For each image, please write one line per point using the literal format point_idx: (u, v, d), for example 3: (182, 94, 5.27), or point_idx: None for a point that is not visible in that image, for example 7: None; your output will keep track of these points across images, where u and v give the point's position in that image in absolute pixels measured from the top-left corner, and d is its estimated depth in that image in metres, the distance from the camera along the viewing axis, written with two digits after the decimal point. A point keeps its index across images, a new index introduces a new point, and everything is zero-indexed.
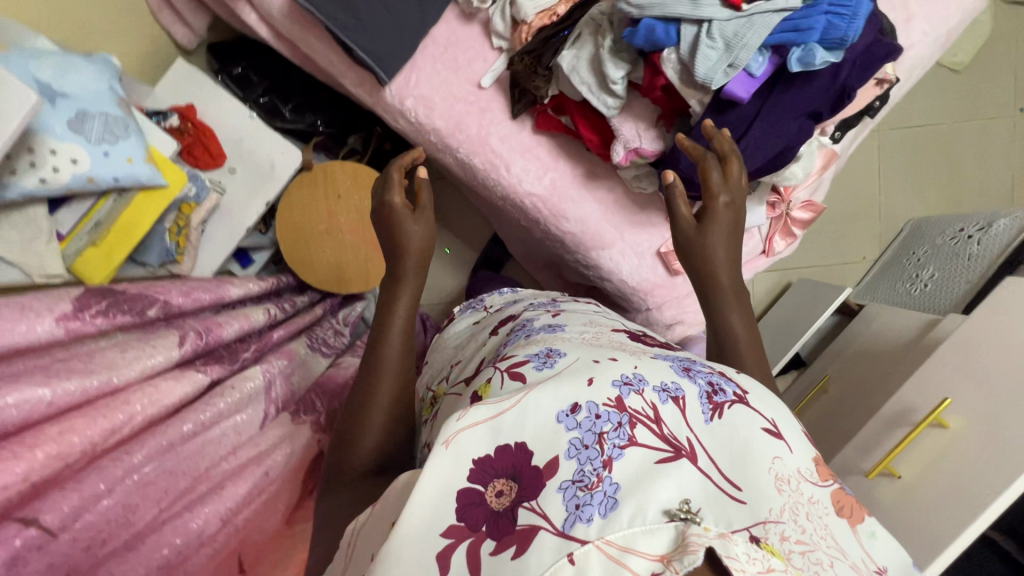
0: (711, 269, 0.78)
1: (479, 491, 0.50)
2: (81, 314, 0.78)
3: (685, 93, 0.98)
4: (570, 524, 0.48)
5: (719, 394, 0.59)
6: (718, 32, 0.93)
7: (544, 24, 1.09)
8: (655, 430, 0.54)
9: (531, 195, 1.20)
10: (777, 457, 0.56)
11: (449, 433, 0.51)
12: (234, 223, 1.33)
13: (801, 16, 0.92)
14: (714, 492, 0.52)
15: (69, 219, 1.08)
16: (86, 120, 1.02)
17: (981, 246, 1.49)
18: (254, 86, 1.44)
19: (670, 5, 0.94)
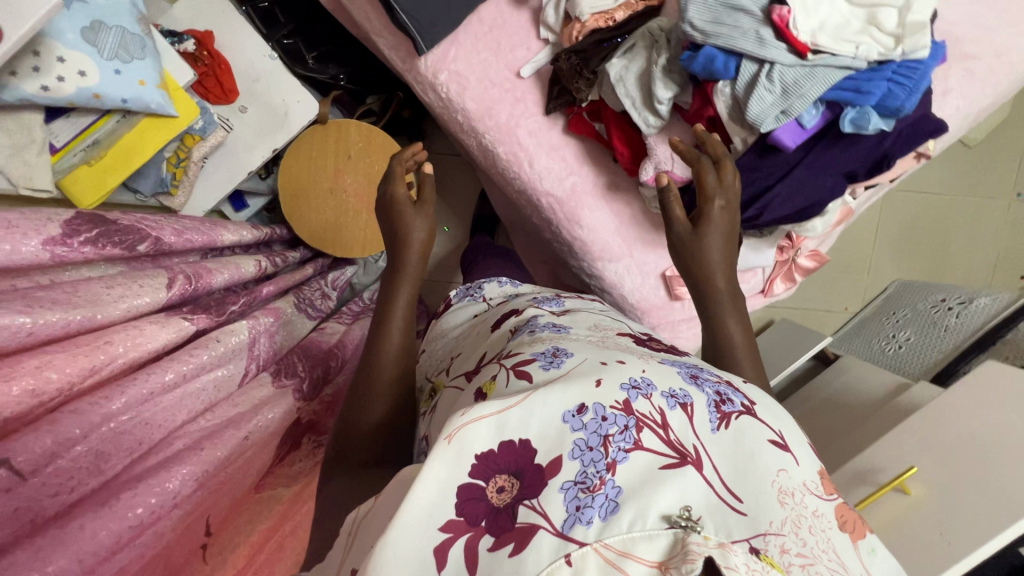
0: (706, 272, 0.72)
1: (480, 487, 0.50)
2: (69, 240, 0.78)
3: (730, 128, 1.00)
4: (570, 525, 0.49)
5: (728, 403, 0.58)
6: (779, 76, 0.92)
7: (599, 26, 1.06)
8: (661, 436, 0.54)
9: (546, 195, 1.19)
10: (783, 470, 0.55)
11: (453, 429, 0.51)
12: (237, 163, 1.35)
13: (865, 78, 0.93)
14: (716, 502, 0.52)
15: (64, 131, 1.07)
16: (100, 32, 1.03)
17: (958, 319, 1.56)
18: (279, 26, 1.39)
19: (736, 38, 0.93)
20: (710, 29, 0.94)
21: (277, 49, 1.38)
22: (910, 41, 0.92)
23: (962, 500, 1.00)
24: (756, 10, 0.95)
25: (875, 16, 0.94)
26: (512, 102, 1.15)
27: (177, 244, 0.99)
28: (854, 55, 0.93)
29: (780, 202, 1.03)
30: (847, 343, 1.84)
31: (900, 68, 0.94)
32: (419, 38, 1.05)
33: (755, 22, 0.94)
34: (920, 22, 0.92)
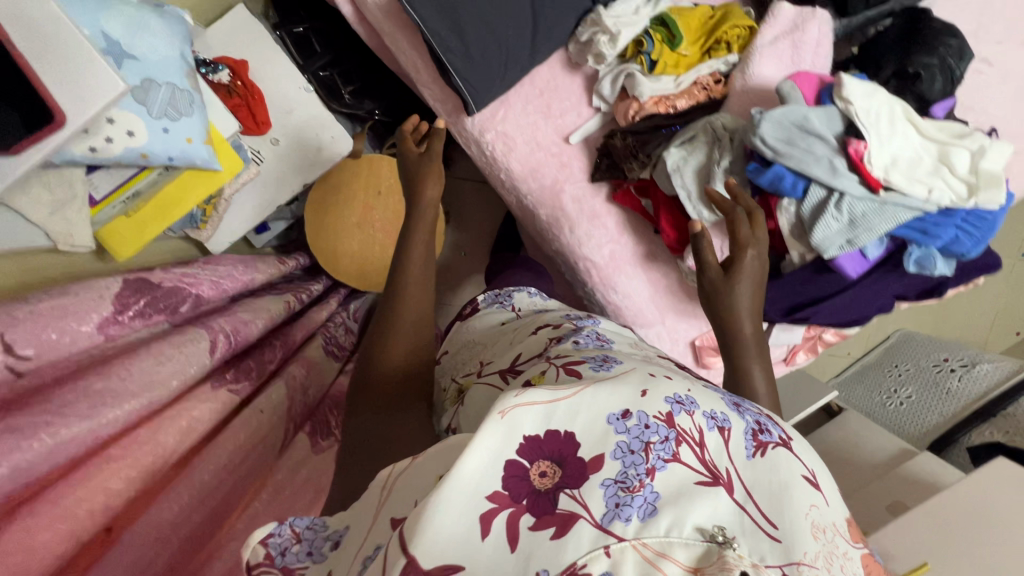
0: (733, 316, 0.74)
1: (525, 466, 0.49)
2: (120, 317, 0.77)
3: (792, 244, 1.02)
4: (609, 519, 0.48)
5: (766, 433, 0.60)
6: (847, 207, 0.93)
7: (656, 108, 1.09)
8: (697, 453, 0.55)
9: (583, 259, 1.21)
10: (814, 506, 0.56)
11: (507, 405, 0.50)
12: (262, 199, 1.34)
13: (935, 221, 0.96)
14: (750, 525, 0.52)
15: (107, 183, 0.96)
16: (151, 90, 0.94)
17: (961, 382, 1.60)
18: (317, 57, 1.42)
19: (808, 162, 0.94)
20: (781, 148, 0.95)
21: (315, 83, 1.42)
22: (985, 194, 0.94)
23: None
24: (831, 134, 0.96)
25: (948, 157, 0.96)
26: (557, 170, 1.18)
27: (213, 295, 0.99)
28: (931, 199, 0.94)
29: (834, 306, 1.10)
30: (849, 391, 1.84)
31: (969, 217, 0.97)
32: (472, 100, 1.07)
33: (830, 148, 0.95)
34: (995, 172, 0.94)
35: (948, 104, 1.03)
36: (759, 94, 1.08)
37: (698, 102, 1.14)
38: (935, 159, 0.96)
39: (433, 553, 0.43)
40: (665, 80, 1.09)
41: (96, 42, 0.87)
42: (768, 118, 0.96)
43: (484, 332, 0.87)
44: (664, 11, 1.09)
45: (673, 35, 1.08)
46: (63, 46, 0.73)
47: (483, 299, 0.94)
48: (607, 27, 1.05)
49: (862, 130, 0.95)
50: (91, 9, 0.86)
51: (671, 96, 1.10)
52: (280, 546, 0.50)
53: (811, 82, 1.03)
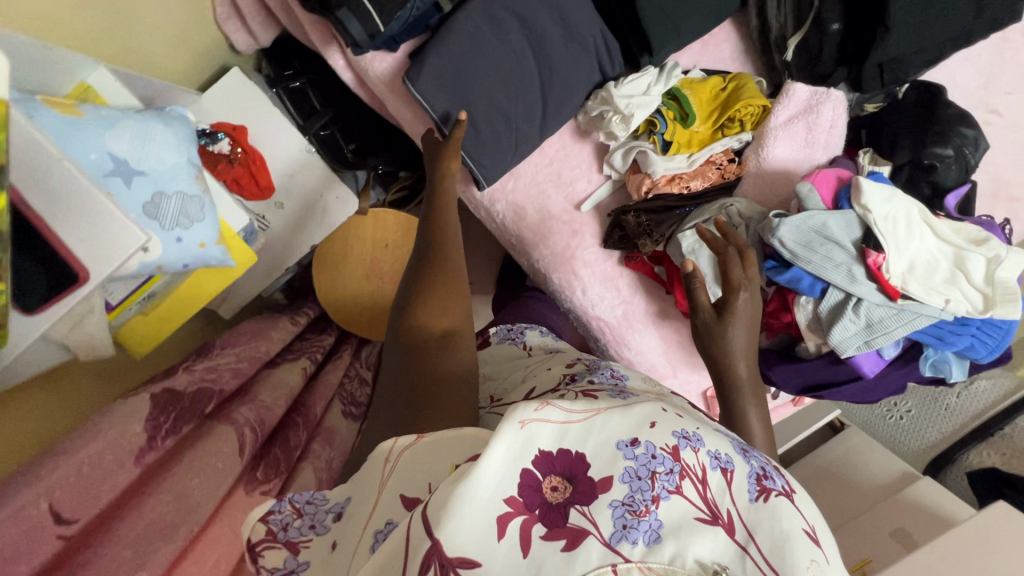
0: (728, 360, 0.70)
1: (537, 478, 0.44)
2: (155, 442, 0.68)
3: (807, 335, 0.76)
4: (616, 539, 0.43)
5: (770, 479, 0.52)
6: (866, 311, 0.70)
7: (670, 190, 0.86)
8: (699, 490, 0.49)
9: (596, 317, 1.00)
10: (813, 562, 0.48)
11: (527, 415, 0.45)
12: (266, 265, 1.12)
13: (953, 324, 0.71)
14: (750, 570, 0.45)
15: (124, 288, 0.78)
16: (162, 202, 0.72)
17: (959, 399, 1.41)
18: (316, 115, 1.13)
19: (825, 263, 0.70)
20: (798, 247, 0.70)
21: (316, 146, 1.13)
22: (1000, 307, 0.68)
23: None
24: (850, 241, 0.71)
25: (965, 259, 0.70)
26: (570, 244, 0.96)
27: (230, 383, 0.87)
28: (948, 306, 0.69)
29: (852, 392, 0.80)
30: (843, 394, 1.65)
31: (984, 326, 0.71)
32: (482, 177, 0.88)
33: (849, 254, 0.70)
34: (1012, 285, 0.68)
35: (962, 191, 0.79)
36: (775, 181, 0.84)
37: (713, 184, 0.89)
38: (949, 263, 0.71)
39: (457, 543, 0.39)
40: (679, 160, 0.85)
41: (100, 167, 0.67)
42: (786, 221, 0.71)
43: (494, 364, 0.90)
44: (675, 85, 0.86)
45: (685, 112, 0.85)
46: (78, 207, 0.56)
47: (495, 334, 0.98)
48: (621, 108, 0.83)
49: (880, 237, 0.69)
50: (92, 128, 0.67)
51: (686, 172, 0.86)
52: (283, 521, 0.48)
53: (829, 179, 0.76)
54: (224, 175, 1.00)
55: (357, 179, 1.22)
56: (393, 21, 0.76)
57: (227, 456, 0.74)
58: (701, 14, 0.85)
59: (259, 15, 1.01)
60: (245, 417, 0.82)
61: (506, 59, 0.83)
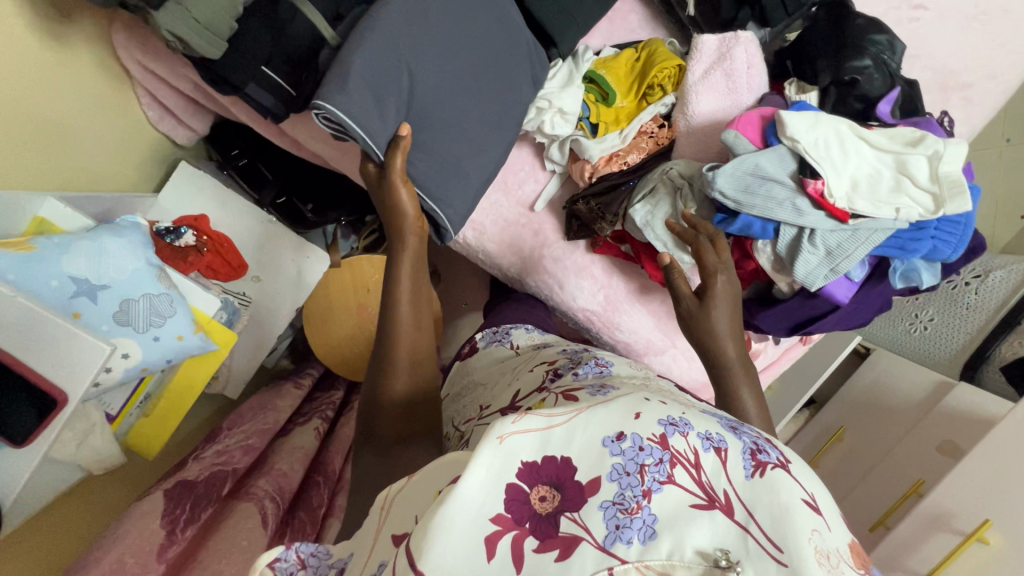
0: (716, 342, 0.74)
1: (525, 490, 0.48)
2: (175, 535, 0.70)
3: (777, 278, 0.83)
4: (611, 541, 0.47)
5: (763, 452, 0.60)
6: (822, 238, 0.75)
7: (611, 169, 0.90)
8: (692, 474, 0.55)
9: (582, 310, 1.01)
10: (817, 531, 0.54)
11: (505, 429, 0.48)
12: (255, 347, 1.14)
13: (909, 235, 0.76)
14: (753, 545, 0.51)
15: (119, 397, 0.80)
16: (130, 307, 0.76)
17: (978, 297, 1.42)
18: (268, 187, 1.17)
19: (771, 207, 0.76)
20: (744, 197, 0.76)
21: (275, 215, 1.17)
22: (950, 202, 0.72)
23: None
24: (787, 174, 0.77)
25: (909, 165, 0.74)
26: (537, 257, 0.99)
27: (244, 459, 0.90)
28: (898, 212, 0.74)
29: (838, 317, 0.87)
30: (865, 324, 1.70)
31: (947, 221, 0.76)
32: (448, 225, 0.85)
33: (789, 189, 0.76)
34: (957, 177, 0.72)
35: (892, 97, 0.82)
36: (709, 134, 0.88)
37: (651, 152, 0.93)
38: (894, 171, 0.76)
39: (440, 569, 0.42)
40: (612, 139, 0.90)
41: (65, 291, 0.70)
42: (720, 171, 0.77)
43: (483, 371, 0.90)
44: (590, 69, 0.92)
45: (605, 92, 0.91)
46: (46, 337, 0.60)
47: (482, 340, 0.98)
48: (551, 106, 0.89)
49: (815, 164, 0.75)
50: (47, 256, 0.70)
51: (624, 150, 0.91)
52: (285, 572, 0.47)
53: (753, 121, 0.82)
54: (197, 265, 1.02)
55: (326, 234, 1.26)
56: (304, 82, 0.81)
57: (250, 532, 0.74)
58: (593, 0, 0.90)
59: (190, 107, 1.05)
60: (264, 489, 0.83)
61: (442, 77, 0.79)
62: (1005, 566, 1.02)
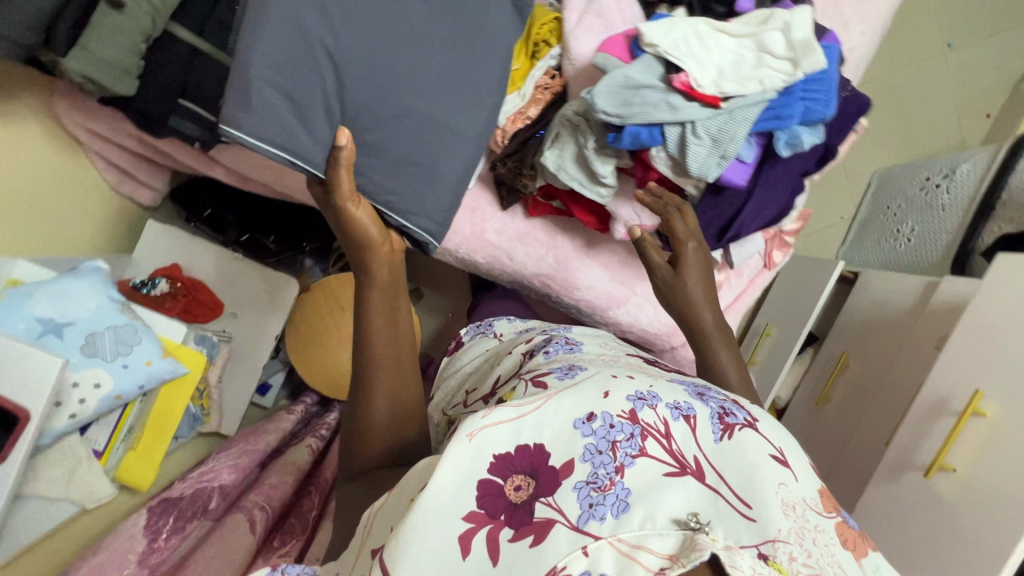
0: (693, 309, 0.82)
1: (499, 484, 0.52)
2: (155, 543, 0.87)
3: (681, 179, 1.06)
4: (584, 520, 0.50)
5: (731, 415, 0.64)
6: (703, 129, 0.97)
7: (517, 126, 1.13)
8: (664, 445, 0.59)
9: (543, 277, 1.33)
10: (783, 484, 0.60)
11: (474, 427, 0.53)
12: (247, 366, 1.43)
13: (780, 104, 0.99)
14: (724, 507, 0.56)
15: (104, 433, 1.03)
16: (97, 341, 0.99)
17: (950, 196, 1.68)
18: (230, 229, 1.46)
19: (651, 112, 0.97)
20: (623, 111, 0.98)
21: (242, 251, 1.47)
22: (806, 61, 0.95)
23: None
24: (657, 78, 0.99)
25: (763, 44, 0.97)
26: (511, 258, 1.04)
27: (235, 478, 1.07)
28: (760, 82, 0.97)
29: (754, 205, 1.15)
30: (860, 251, 1.97)
31: (809, 84, 0.99)
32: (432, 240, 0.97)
33: (661, 91, 0.98)
34: (808, 40, 0.94)
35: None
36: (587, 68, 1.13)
37: (546, 102, 1.17)
38: (755, 51, 0.98)
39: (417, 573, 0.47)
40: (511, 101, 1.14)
41: (34, 330, 0.93)
42: (596, 93, 0.97)
43: (471, 362, 0.91)
44: None
45: None
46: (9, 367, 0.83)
47: (466, 334, 1.01)
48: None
49: (680, 62, 0.97)
50: (17, 306, 0.93)
51: (525, 108, 1.14)
52: None
53: (619, 42, 1.04)
54: (175, 308, 1.29)
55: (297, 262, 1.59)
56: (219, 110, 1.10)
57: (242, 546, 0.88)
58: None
59: (141, 164, 1.31)
60: (254, 501, 0.99)
61: (362, 75, 0.84)
62: (999, 431, 1.15)
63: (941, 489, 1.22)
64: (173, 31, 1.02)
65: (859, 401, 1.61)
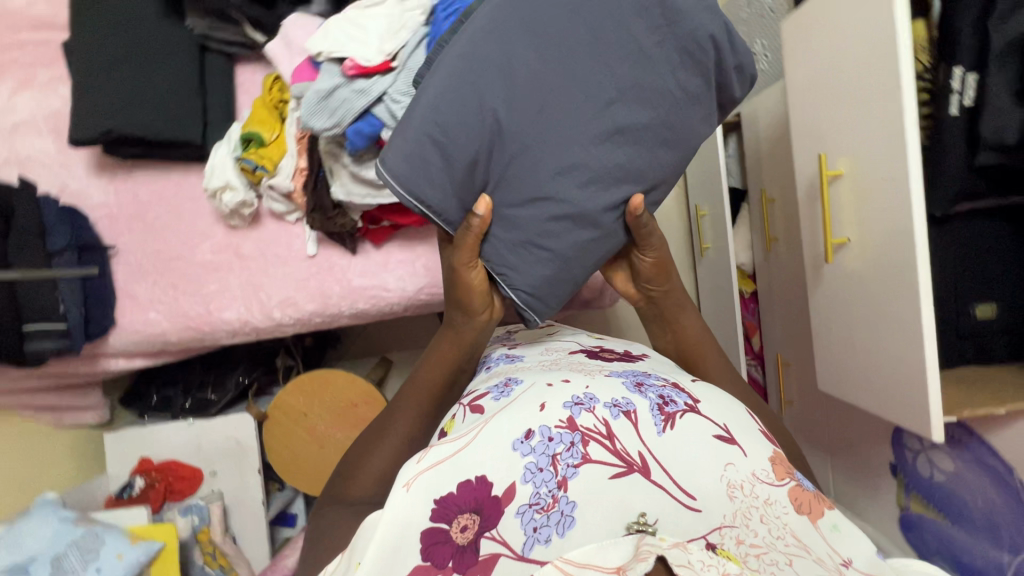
0: (669, 287, 0.93)
1: (444, 529, 0.54)
2: None
3: None
4: (529, 547, 0.54)
5: (671, 404, 0.65)
6: (397, 93, 0.95)
7: (304, 181, 1.14)
8: (608, 446, 0.60)
9: (426, 287, 1.24)
10: (729, 464, 0.61)
11: (409, 475, 0.55)
12: (250, 509, 1.45)
13: (437, 31, 0.96)
14: (670, 503, 0.58)
15: None
16: (62, 564, 1.07)
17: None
18: (177, 400, 1.49)
19: (353, 105, 0.96)
20: (331, 121, 0.97)
21: (190, 415, 1.48)
22: None
23: (877, 151, 1.01)
24: (336, 73, 0.98)
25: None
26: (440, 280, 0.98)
27: None
28: (408, 26, 0.98)
29: None
30: None
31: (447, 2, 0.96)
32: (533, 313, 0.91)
33: (343, 84, 0.97)
34: None
35: None
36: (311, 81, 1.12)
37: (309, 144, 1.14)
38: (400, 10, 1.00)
39: None
40: (286, 164, 1.14)
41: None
42: (307, 120, 0.98)
43: None
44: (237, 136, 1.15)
45: (255, 137, 1.13)
46: None
47: None
48: (219, 185, 1.13)
49: (343, 51, 0.97)
50: None
51: (297, 161, 1.14)
52: None
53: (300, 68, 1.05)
54: (158, 496, 1.39)
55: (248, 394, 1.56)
56: (65, 313, 1.09)
57: None
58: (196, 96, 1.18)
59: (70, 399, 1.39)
60: None
61: (509, 155, 0.80)
62: (855, 179, 1.09)
63: (847, 263, 1.16)
64: None
65: (793, 230, 1.51)
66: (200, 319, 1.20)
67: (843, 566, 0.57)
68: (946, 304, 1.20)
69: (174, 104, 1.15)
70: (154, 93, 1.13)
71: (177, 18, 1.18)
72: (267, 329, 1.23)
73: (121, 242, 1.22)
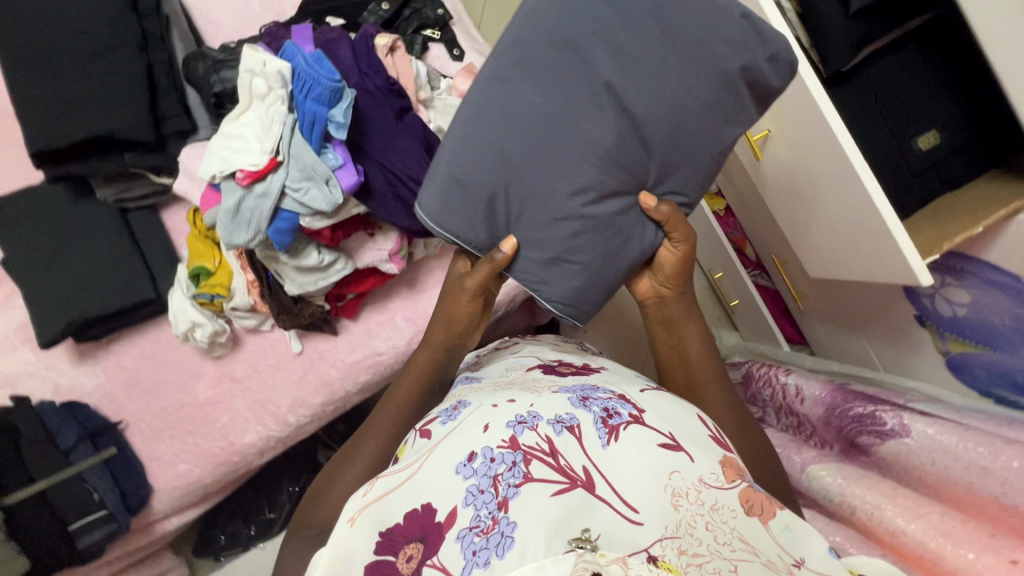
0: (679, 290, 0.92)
1: (390, 560, 0.56)
2: None
3: (344, 214, 1.17)
4: (467, 570, 0.52)
5: (613, 416, 0.66)
6: (294, 180, 1.10)
7: (258, 291, 1.26)
8: (551, 463, 0.60)
9: (415, 336, 1.35)
10: (675, 472, 0.61)
11: (352, 511, 0.60)
12: None
13: (303, 118, 1.12)
14: (613, 518, 0.57)
15: None
16: None
17: None
18: (241, 533, 1.48)
19: (262, 210, 1.10)
20: (249, 234, 1.11)
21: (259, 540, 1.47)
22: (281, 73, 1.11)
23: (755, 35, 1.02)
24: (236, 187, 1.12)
25: (259, 94, 1.12)
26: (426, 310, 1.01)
27: None
28: (277, 120, 1.12)
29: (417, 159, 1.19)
30: None
31: (303, 90, 1.11)
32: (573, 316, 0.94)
33: (245, 194, 1.11)
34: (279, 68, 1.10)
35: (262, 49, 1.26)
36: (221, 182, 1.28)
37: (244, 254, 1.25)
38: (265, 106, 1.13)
39: None
40: (237, 284, 1.26)
41: None
42: (230, 241, 1.11)
43: None
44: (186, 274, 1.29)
45: (200, 272, 1.26)
46: None
47: None
48: (188, 327, 1.25)
49: (233, 167, 1.11)
50: None
51: (246, 278, 1.26)
52: None
53: (208, 197, 1.17)
54: None
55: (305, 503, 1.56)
56: (102, 502, 1.15)
57: None
58: (136, 258, 1.29)
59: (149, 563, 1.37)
60: None
61: (522, 183, 0.84)
62: None
63: (778, 153, 1.16)
64: (8, 503, 1.06)
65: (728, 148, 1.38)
66: (225, 453, 1.29)
67: (795, 566, 0.58)
68: (893, 148, 1.26)
69: (122, 270, 1.26)
70: (94, 265, 1.24)
71: (88, 196, 1.30)
72: (289, 436, 1.33)
73: (126, 412, 1.28)
